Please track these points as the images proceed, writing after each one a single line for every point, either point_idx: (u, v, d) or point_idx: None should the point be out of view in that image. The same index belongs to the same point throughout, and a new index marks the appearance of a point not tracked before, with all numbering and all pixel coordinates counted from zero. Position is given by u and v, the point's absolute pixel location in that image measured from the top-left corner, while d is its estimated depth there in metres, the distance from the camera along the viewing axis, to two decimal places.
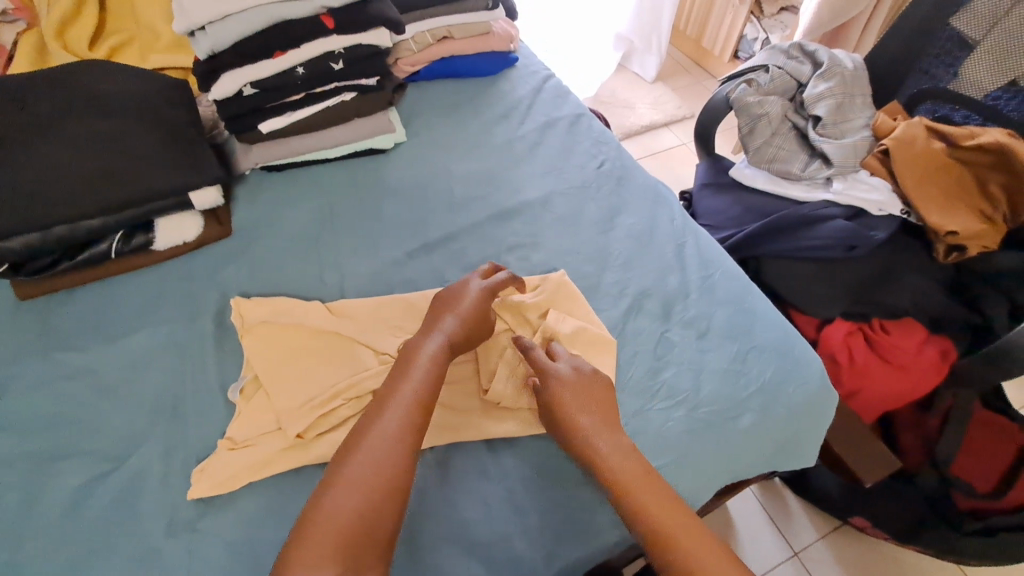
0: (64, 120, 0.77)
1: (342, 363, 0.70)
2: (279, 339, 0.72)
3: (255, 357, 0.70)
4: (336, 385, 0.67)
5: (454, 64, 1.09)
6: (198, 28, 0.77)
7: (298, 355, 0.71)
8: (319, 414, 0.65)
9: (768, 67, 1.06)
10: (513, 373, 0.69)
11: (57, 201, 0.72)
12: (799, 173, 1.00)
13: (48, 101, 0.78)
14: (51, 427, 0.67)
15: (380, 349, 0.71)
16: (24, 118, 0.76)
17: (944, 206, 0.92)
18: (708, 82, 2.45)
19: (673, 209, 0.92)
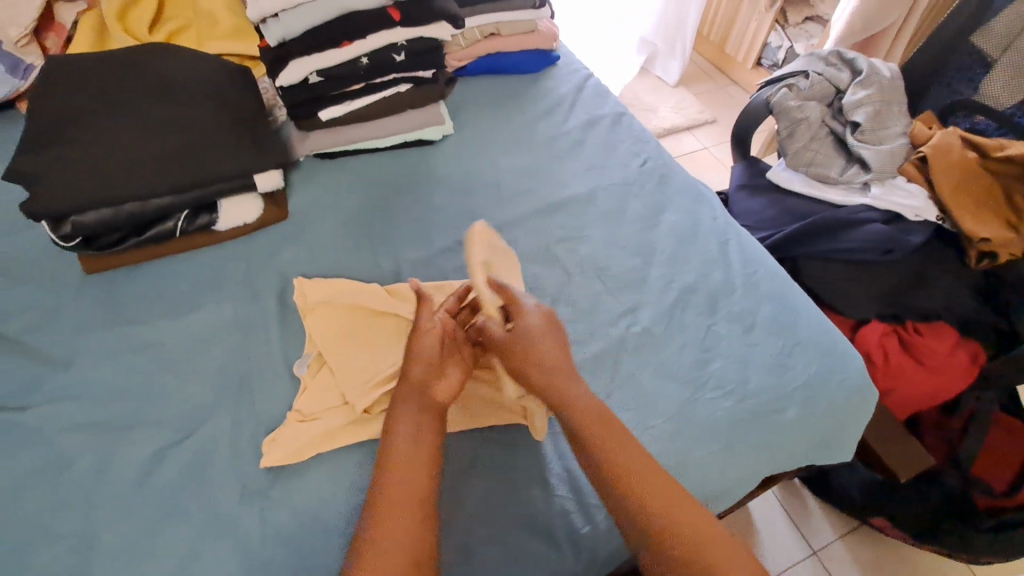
0: (136, 102, 0.80)
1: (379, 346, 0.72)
2: (334, 321, 0.73)
3: (318, 335, 0.72)
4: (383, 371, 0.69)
5: (498, 60, 1.12)
6: (271, 15, 0.81)
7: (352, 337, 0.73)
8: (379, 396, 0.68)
9: (807, 73, 1.08)
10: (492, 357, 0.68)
11: (130, 179, 0.74)
12: (836, 177, 1.02)
13: (124, 86, 0.81)
14: (117, 397, 0.68)
15: None
16: (100, 100, 0.79)
17: (979, 213, 0.95)
18: (730, 88, 2.48)
19: (714, 207, 0.95)
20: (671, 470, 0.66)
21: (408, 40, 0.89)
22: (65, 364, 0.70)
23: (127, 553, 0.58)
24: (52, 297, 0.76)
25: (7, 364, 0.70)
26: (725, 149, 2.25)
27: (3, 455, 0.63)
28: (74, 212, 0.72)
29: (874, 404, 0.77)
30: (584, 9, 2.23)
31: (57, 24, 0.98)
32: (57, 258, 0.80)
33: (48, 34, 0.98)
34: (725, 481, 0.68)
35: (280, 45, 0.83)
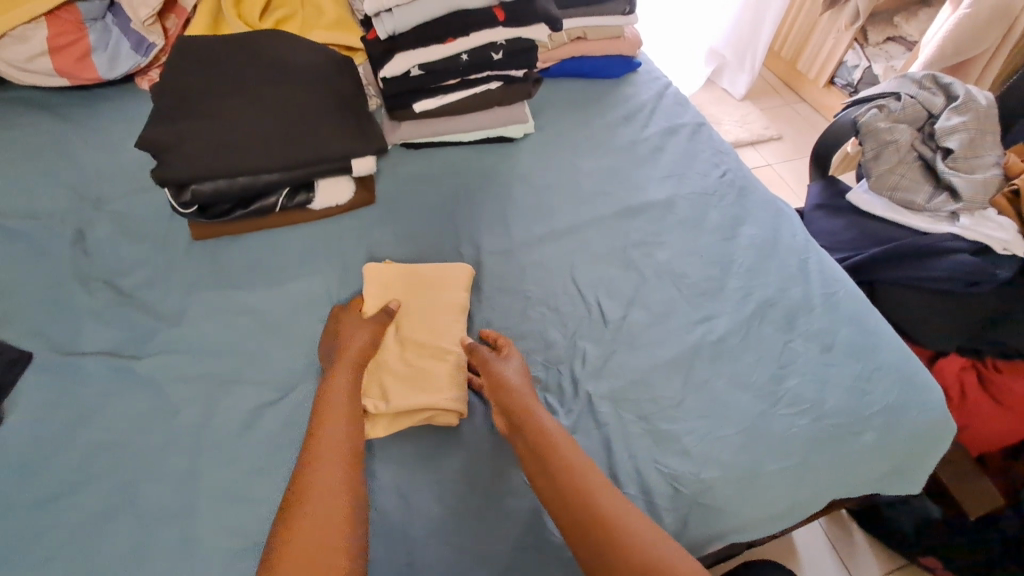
0: (254, 85, 0.86)
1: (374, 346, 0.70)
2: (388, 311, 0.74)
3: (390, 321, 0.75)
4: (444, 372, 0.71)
5: (582, 63, 1.14)
6: (385, 9, 0.83)
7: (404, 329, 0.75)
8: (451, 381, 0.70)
9: (899, 95, 1.05)
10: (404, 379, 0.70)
11: (245, 154, 0.79)
12: (922, 204, 1.00)
13: (243, 69, 0.87)
14: (218, 355, 0.73)
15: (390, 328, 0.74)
16: (223, 81, 0.85)
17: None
18: (798, 105, 2.42)
19: (794, 224, 0.94)
20: (742, 481, 0.66)
21: (506, 40, 0.92)
22: (173, 321, 0.76)
23: (225, 499, 0.63)
24: (164, 258, 0.83)
25: (125, 316, 0.76)
26: (789, 166, 2.21)
27: (120, 397, 0.69)
28: (195, 181, 0.77)
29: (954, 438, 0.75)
30: (656, 17, 2.23)
31: (179, 6, 1.06)
32: (170, 224, 0.88)
33: (169, 16, 1.05)
34: (794, 498, 0.67)
35: (388, 38, 0.87)
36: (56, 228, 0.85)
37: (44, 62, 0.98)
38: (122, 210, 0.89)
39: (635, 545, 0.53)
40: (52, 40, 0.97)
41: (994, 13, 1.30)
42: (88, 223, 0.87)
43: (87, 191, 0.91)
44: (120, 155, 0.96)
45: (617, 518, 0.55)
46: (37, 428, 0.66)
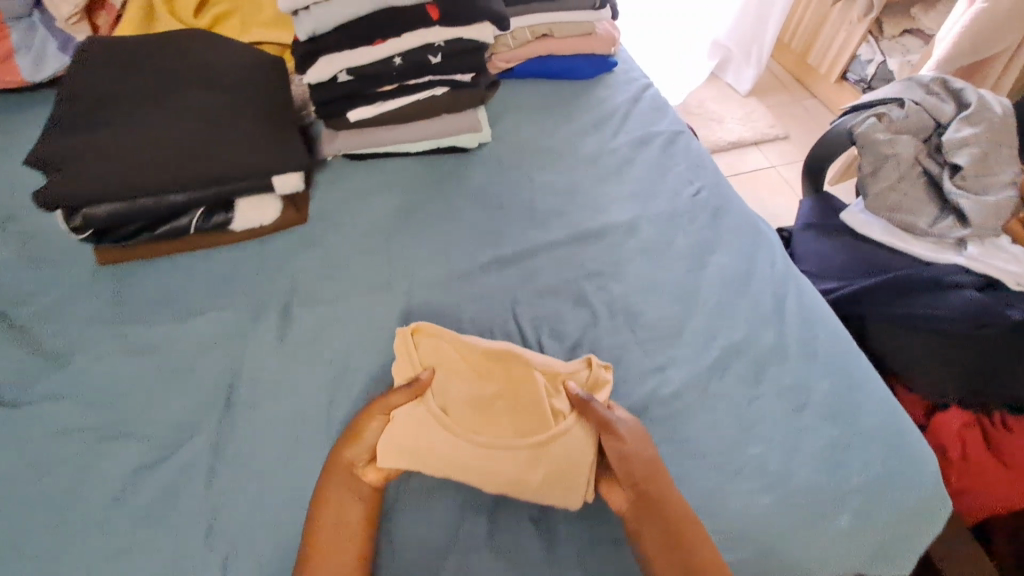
0: (163, 94, 0.77)
1: (426, 438, 0.60)
2: (444, 354, 0.65)
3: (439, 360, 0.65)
4: (544, 465, 0.59)
5: (549, 63, 1.03)
6: (302, 7, 0.75)
7: (473, 406, 0.62)
8: (550, 481, 0.59)
9: (904, 101, 0.93)
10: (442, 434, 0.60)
11: (143, 173, 0.71)
12: (924, 227, 0.87)
13: (151, 76, 0.78)
14: (108, 403, 0.66)
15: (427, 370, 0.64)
16: (128, 89, 0.77)
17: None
18: (808, 102, 2.28)
19: (774, 252, 0.83)
20: None
21: (446, 42, 0.82)
22: (65, 362, 0.69)
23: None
24: (68, 285, 0.76)
25: (14, 355, 0.69)
26: (794, 169, 2.07)
27: None
28: (86, 204, 0.69)
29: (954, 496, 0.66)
30: (655, 7, 2.09)
31: (107, 3, 0.97)
32: (80, 247, 0.81)
33: (99, 12, 0.97)
34: None
35: (310, 39, 0.78)
36: None
37: None
38: (32, 229, 0.82)
39: None
40: None
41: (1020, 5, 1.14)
42: None
43: None
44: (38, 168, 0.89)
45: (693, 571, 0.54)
46: None
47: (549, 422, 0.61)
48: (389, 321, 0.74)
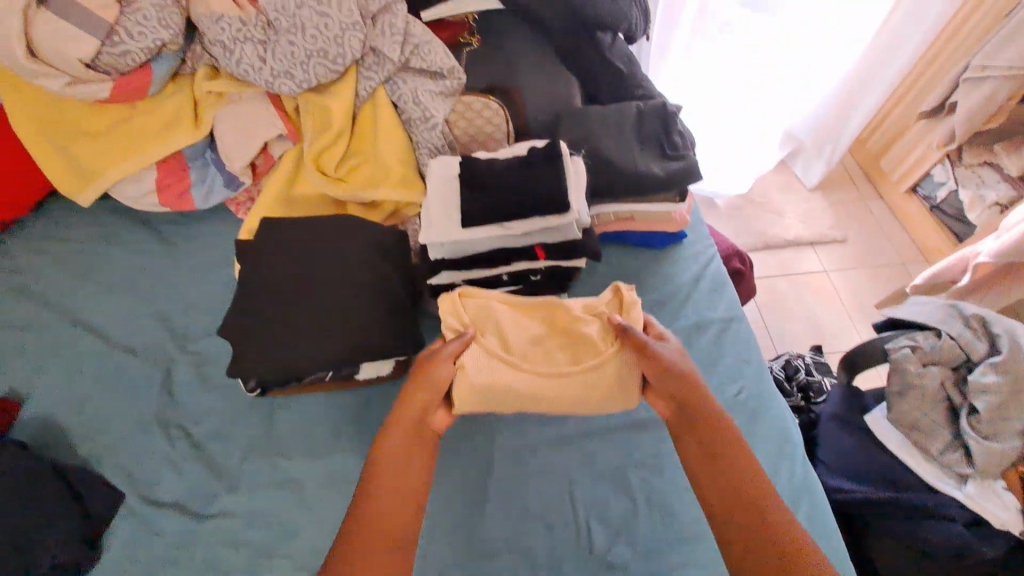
0: (315, 279, 0.97)
1: (488, 374, 0.85)
2: (486, 306, 0.90)
3: (500, 312, 0.90)
4: (592, 381, 0.87)
5: (626, 235, 1.18)
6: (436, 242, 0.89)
7: (533, 343, 0.89)
8: (607, 385, 0.87)
9: (941, 333, 1.05)
10: (484, 390, 0.85)
11: (302, 357, 0.92)
12: (935, 454, 1.01)
13: (304, 261, 0.98)
14: (264, 525, 0.90)
15: (497, 322, 0.89)
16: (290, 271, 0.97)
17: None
18: (873, 203, 2.31)
19: (795, 462, 0.98)
20: None
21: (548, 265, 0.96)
22: (233, 484, 0.93)
23: None
24: (231, 410, 0.99)
25: (197, 471, 0.93)
26: (845, 278, 2.15)
27: (189, 554, 0.87)
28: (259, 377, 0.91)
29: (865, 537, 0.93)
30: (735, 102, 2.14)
31: (267, 152, 1.15)
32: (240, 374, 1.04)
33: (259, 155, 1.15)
34: None
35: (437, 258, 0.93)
36: (151, 364, 1.03)
37: (152, 199, 1.13)
38: (202, 350, 1.05)
39: (758, 510, 0.74)
40: (160, 181, 1.12)
41: None
42: (174, 365, 1.04)
43: (176, 327, 1.08)
44: (205, 292, 1.12)
45: (735, 454, 0.80)
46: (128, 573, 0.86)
47: (600, 347, 0.88)
48: (473, 483, 0.94)
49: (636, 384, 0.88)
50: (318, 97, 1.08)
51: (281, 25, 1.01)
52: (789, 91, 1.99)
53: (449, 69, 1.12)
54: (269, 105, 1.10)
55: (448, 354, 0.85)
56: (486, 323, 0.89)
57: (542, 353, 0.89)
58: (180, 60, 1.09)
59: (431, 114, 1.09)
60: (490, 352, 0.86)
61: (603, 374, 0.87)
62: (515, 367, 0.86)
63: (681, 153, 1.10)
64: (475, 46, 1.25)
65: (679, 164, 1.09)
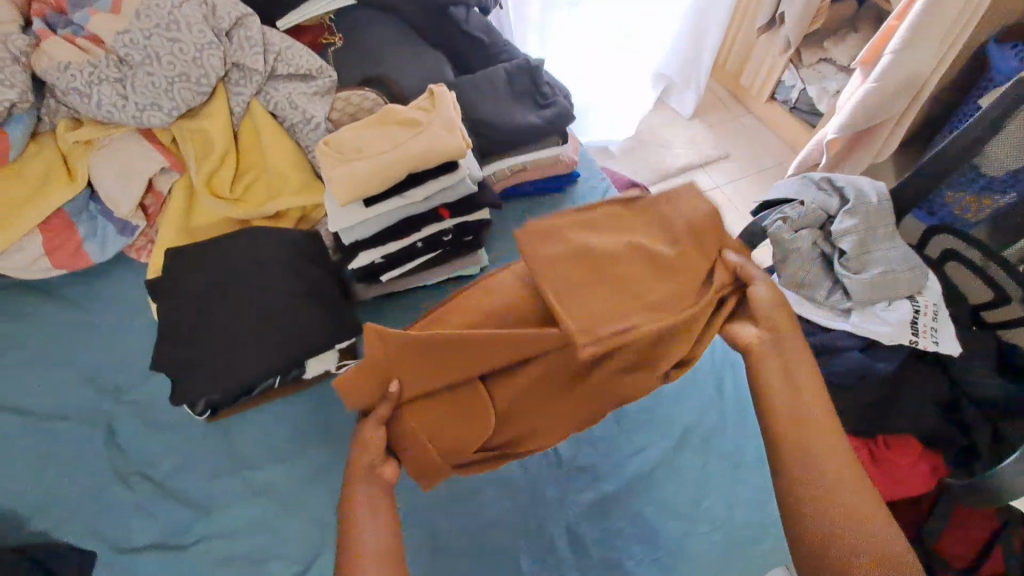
0: (227, 285, 0.98)
1: (368, 166, 0.86)
2: (348, 139, 0.91)
3: (354, 138, 0.92)
4: (423, 141, 0.88)
5: (526, 188, 1.27)
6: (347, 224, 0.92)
7: (380, 139, 0.90)
8: (414, 151, 0.87)
9: (803, 200, 1.21)
10: (378, 168, 0.86)
11: (229, 371, 0.92)
12: (823, 300, 1.18)
13: (213, 275, 0.99)
14: (250, 535, 0.91)
15: (359, 132, 0.92)
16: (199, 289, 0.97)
17: (480, 306, 0.77)
18: (745, 117, 2.56)
19: (715, 339, 1.12)
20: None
21: (455, 224, 1.02)
22: (207, 510, 0.93)
23: None
24: (184, 447, 0.99)
25: (165, 507, 0.93)
26: (738, 187, 2.33)
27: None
28: (217, 402, 0.95)
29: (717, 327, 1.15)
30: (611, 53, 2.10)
31: (156, 190, 1.17)
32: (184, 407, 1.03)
33: (147, 195, 1.17)
34: None
35: (354, 241, 0.95)
36: (92, 425, 1.01)
37: (44, 263, 1.11)
38: (139, 398, 1.05)
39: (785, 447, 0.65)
40: (47, 243, 1.11)
41: (897, 82, 1.45)
42: (114, 417, 1.02)
43: (105, 382, 1.06)
44: (127, 341, 1.10)
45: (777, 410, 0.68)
46: None
47: (418, 123, 0.92)
48: None
49: (449, 145, 0.89)
50: (191, 123, 1.12)
51: (133, 60, 1.07)
52: (636, 54, 2.12)
53: (317, 69, 1.18)
54: (146, 143, 1.13)
55: (347, 144, 0.91)
56: (339, 146, 0.91)
57: (391, 131, 0.91)
58: (37, 119, 1.11)
59: (311, 114, 1.13)
60: (347, 156, 0.89)
61: (423, 135, 0.89)
62: (373, 153, 0.88)
63: (551, 100, 1.19)
64: (338, 46, 1.30)
65: (553, 110, 1.18)
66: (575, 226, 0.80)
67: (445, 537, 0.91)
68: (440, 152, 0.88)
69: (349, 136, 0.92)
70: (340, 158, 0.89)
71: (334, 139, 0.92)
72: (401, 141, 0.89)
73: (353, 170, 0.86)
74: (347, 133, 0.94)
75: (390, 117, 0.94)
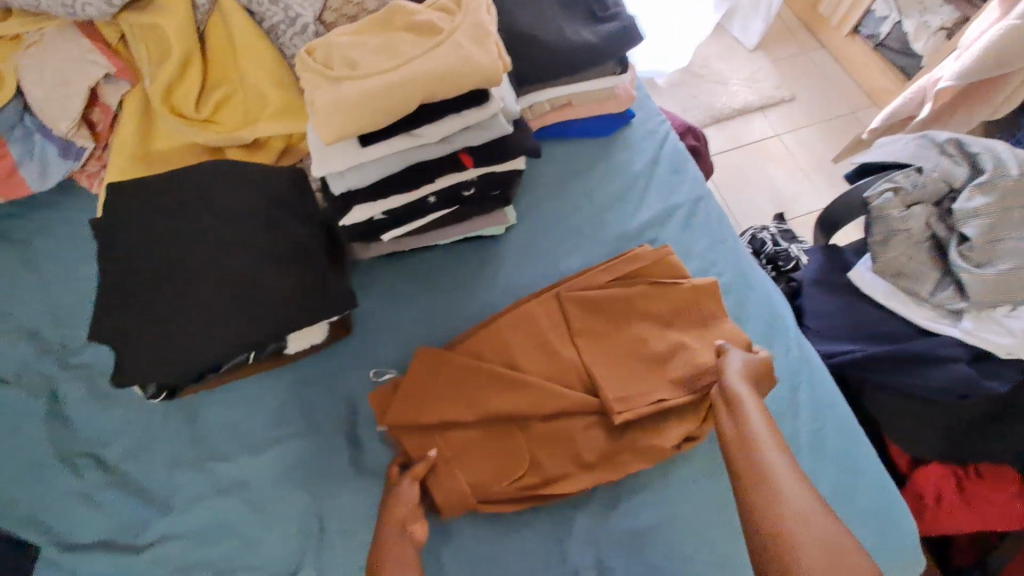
0: (180, 236, 0.76)
1: (363, 88, 0.62)
2: (338, 47, 0.66)
3: (346, 45, 0.66)
4: (442, 55, 0.63)
5: (569, 128, 1.01)
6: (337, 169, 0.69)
7: (382, 50, 0.65)
8: (428, 71, 0.62)
9: (921, 168, 0.96)
10: (377, 92, 0.61)
11: (183, 347, 0.73)
12: (927, 296, 0.94)
13: (163, 222, 0.77)
14: (216, 539, 0.76)
15: (355, 38, 0.67)
16: (148, 238, 0.76)
17: (441, 408, 0.78)
18: (816, 53, 2.18)
19: (790, 337, 0.91)
20: None
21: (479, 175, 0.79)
22: (167, 506, 0.78)
23: None
24: (140, 427, 0.82)
25: (116, 499, 0.78)
26: (799, 137, 2.01)
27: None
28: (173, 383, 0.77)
29: (794, 322, 0.93)
30: None
31: (102, 104, 0.92)
32: None
33: (92, 108, 0.92)
34: None
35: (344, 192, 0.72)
36: (30, 392, 0.84)
37: None
38: (89, 363, 0.87)
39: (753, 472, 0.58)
40: None
41: None
42: (58, 384, 0.85)
43: (48, 341, 0.88)
44: (73, 293, 0.91)
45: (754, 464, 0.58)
46: None
47: (436, 29, 0.66)
48: None
49: (479, 64, 0.63)
50: (140, 15, 0.86)
51: None
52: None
53: None
54: (83, 39, 0.88)
55: (337, 54, 0.66)
56: (327, 57, 0.67)
57: (398, 39, 0.66)
58: None
59: (296, 12, 0.88)
60: (336, 72, 0.64)
61: (442, 47, 0.63)
62: (372, 69, 0.63)
63: (612, 13, 0.91)
64: None
65: (614, 24, 0.89)
66: (542, 323, 0.84)
67: (450, 560, 0.76)
68: (464, 73, 0.62)
69: (341, 42, 0.67)
70: (325, 75, 0.65)
71: (320, 47, 0.68)
72: (412, 54, 0.64)
73: (342, 93, 0.62)
74: (338, 38, 0.68)
75: (399, 18, 0.68)
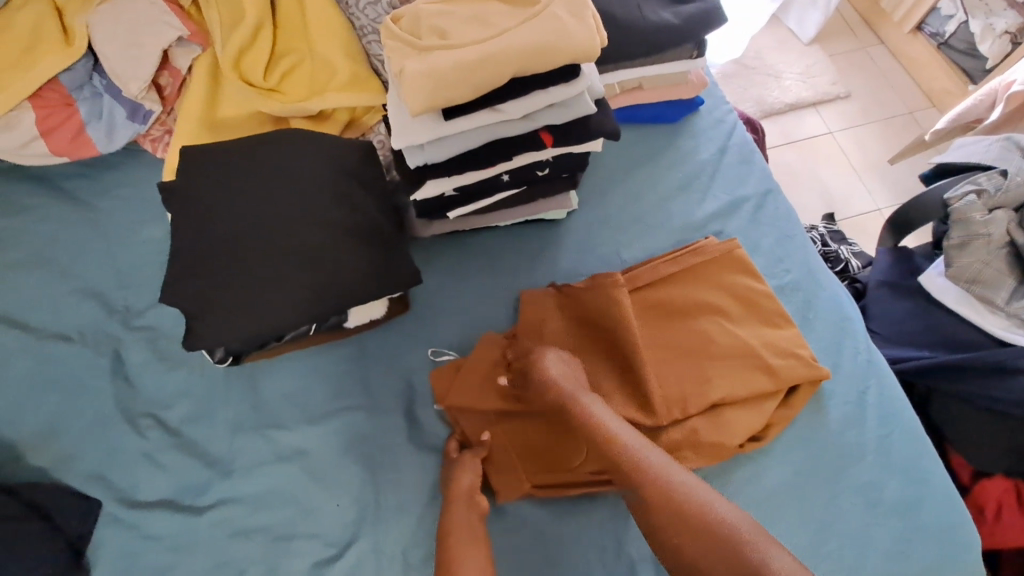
0: (251, 203, 0.76)
1: (454, 59, 0.61)
2: (426, 16, 0.65)
3: (434, 15, 0.65)
4: (535, 30, 0.61)
5: (637, 112, 0.99)
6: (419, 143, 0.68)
7: (471, 22, 0.64)
8: (521, 45, 0.60)
9: (1007, 171, 0.91)
10: (468, 65, 0.60)
11: (252, 315, 0.73)
12: (1002, 304, 0.90)
13: (235, 189, 0.77)
14: (276, 505, 0.77)
15: (442, 8, 0.65)
16: (222, 204, 0.76)
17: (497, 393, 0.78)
18: (874, 50, 2.09)
19: (858, 341, 0.89)
20: None
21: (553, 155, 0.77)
22: (228, 470, 0.79)
23: None
24: (202, 392, 0.83)
25: (178, 460, 0.79)
26: (852, 136, 1.94)
27: (195, 541, 0.76)
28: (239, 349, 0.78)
29: (861, 325, 0.90)
30: None
31: (172, 68, 0.92)
32: None
33: (161, 71, 0.92)
34: None
35: (419, 166, 0.71)
36: (96, 350, 0.85)
37: (38, 146, 0.91)
38: (153, 326, 0.88)
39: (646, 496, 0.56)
40: (42, 123, 0.90)
41: None
42: (122, 344, 0.86)
43: (112, 301, 0.89)
44: (138, 256, 0.92)
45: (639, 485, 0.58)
46: (133, 559, 0.75)
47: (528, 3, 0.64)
48: None
49: (573, 42, 0.61)
50: None
51: None
52: None
53: None
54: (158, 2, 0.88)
55: (424, 24, 0.64)
56: (413, 27, 0.65)
57: (488, 11, 0.64)
58: None
59: None
60: (425, 42, 0.63)
61: (535, 21, 0.62)
62: (462, 41, 0.62)
63: None
64: None
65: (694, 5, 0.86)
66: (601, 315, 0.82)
67: (505, 542, 0.76)
68: (557, 49, 0.61)
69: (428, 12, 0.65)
70: (413, 45, 0.63)
71: (407, 17, 0.66)
72: (504, 27, 0.62)
73: (431, 64, 0.61)
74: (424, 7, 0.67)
75: None
